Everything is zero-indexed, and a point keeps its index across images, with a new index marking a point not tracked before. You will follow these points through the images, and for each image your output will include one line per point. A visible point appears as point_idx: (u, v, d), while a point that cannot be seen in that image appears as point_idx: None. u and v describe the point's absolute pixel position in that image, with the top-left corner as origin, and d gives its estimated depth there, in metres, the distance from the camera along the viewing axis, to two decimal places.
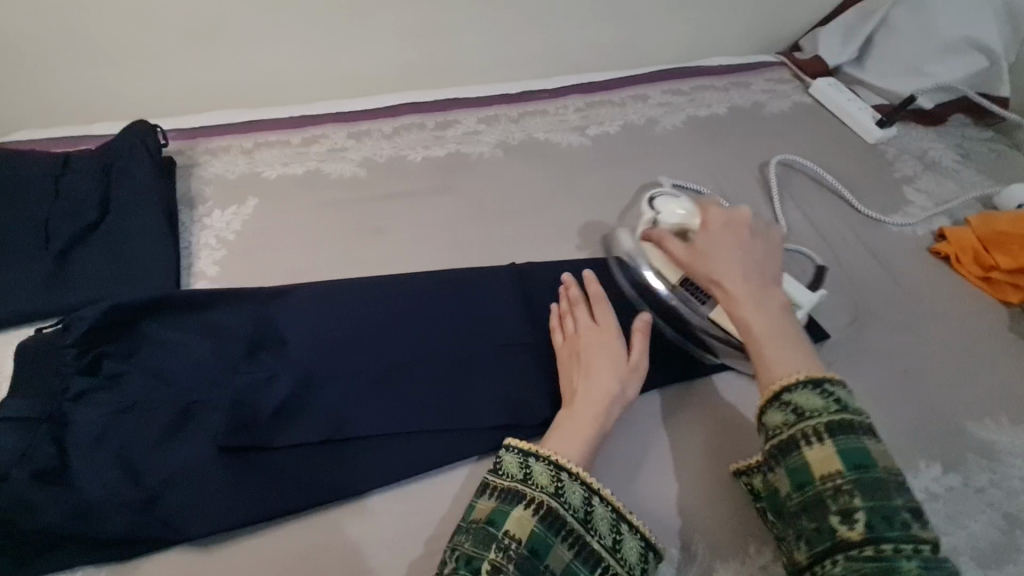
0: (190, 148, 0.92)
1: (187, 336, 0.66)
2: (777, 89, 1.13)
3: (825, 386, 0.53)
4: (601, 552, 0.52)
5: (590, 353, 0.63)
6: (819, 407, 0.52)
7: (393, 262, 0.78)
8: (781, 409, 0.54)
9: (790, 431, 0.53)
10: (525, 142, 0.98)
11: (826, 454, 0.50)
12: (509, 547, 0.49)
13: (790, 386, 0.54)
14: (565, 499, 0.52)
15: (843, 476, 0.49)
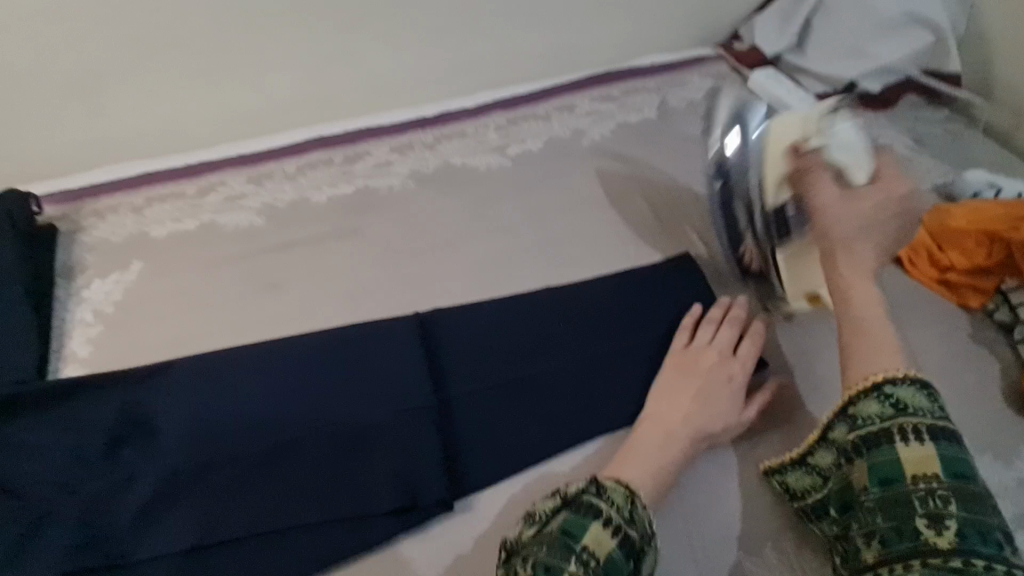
0: (75, 211, 0.85)
1: (39, 435, 0.58)
2: (714, 85, 1.05)
3: (933, 391, 0.51)
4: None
5: (717, 380, 0.62)
6: (926, 408, 0.49)
7: (287, 322, 0.71)
8: (878, 400, 0.51)
9: (886, 424, 0.50)
10: (439, 170, 0.90)
11: (924, 456, 0.48)
12: (588, 560, 0.46)
13: (896, 379, 0.51)
14: (638, 526, 0.50)
15: (941, 482, 0.47)
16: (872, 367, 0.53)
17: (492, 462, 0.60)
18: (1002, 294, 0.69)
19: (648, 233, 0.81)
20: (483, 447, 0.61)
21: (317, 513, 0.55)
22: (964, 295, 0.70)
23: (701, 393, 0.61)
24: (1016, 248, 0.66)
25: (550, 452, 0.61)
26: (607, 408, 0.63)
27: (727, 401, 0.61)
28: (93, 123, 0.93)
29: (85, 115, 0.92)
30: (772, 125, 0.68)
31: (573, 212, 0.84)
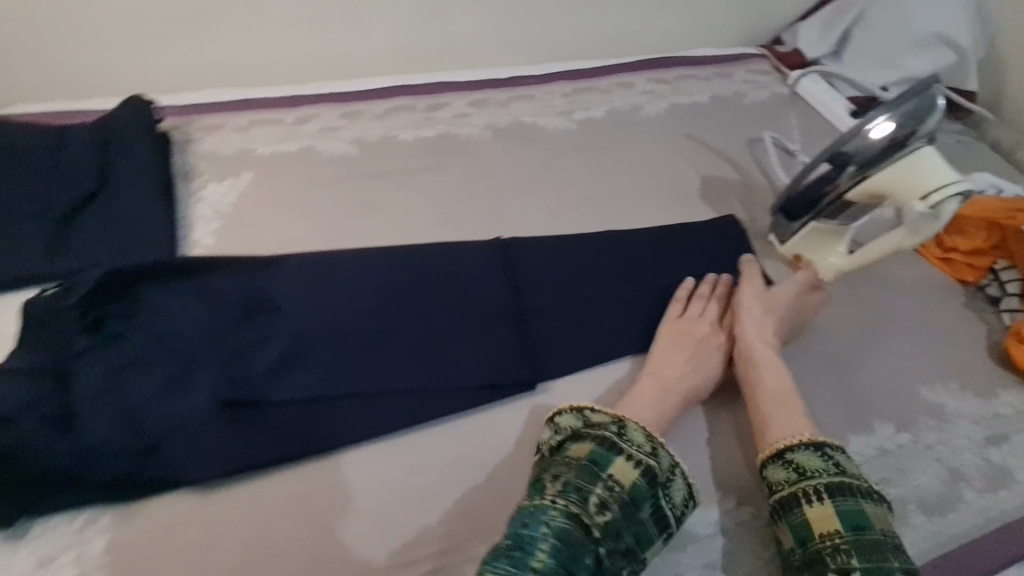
0: (185, 124, 0.94)
1: (182, 298, 0.68)
2: (758, 80, 1.17)
3: (825, 449, 0.58)
4: (669, 515, 0.55)
5: (705, 346, 0.70)
6: (819, 468, 0.56)
7: (383, 236, 0.81)
8: (782, 466, 0.58)
9: (791, 488, 0.56)
10: (512, 125, 1.01)
11: (824, 513, 0.54)
12: (613, 487, 0.53)
13: (791, 446, 0.58)
14: (658, 459, 0.57)
15: (843, 538, 0.52)
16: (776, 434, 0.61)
17: (564, 360, 0.70)
18: (994, 274, 0.81)
19: (696, 196, 0.92)
20: (557, 347, 0.71)
21: (422, 382, 0.66)
22: (962, 272, 0.83)
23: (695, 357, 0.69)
24: (1010, 234, 0.78)
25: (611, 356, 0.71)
26: (661, 328, 0.74)
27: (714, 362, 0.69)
28: (200, 51, 1.02)
29: (195, 42, 1.01)
30: (923, 130, 0.70)
31: (631, 174, 0.95)
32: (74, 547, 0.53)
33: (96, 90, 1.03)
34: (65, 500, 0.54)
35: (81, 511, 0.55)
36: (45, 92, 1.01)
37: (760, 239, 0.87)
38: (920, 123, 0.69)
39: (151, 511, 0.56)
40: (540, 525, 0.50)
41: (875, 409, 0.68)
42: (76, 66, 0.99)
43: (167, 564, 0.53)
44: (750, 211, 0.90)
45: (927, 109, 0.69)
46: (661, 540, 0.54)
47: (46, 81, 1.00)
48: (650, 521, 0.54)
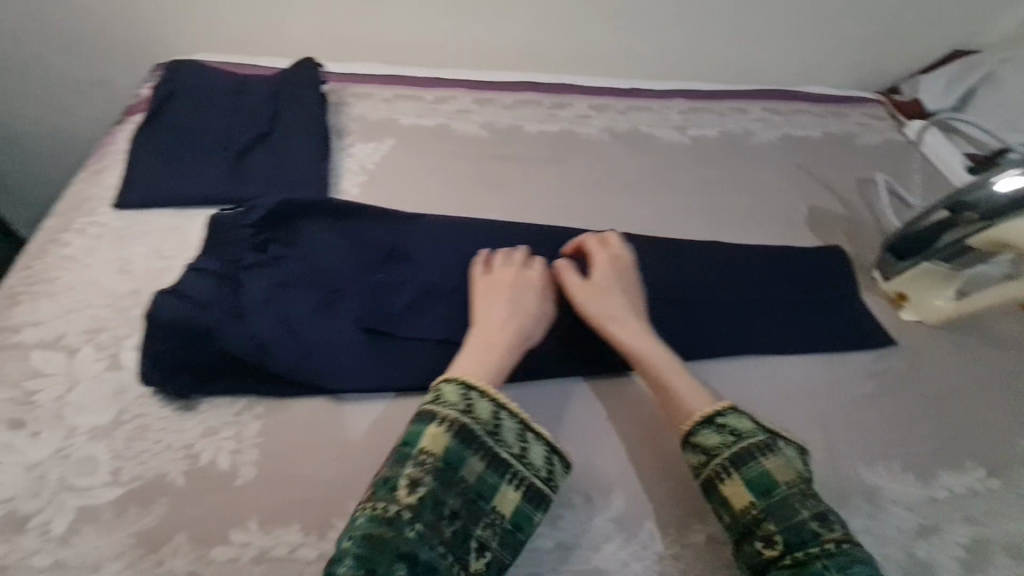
0: (339, 89, 1.04)
1: (333, 238, 0.77)
2: (872, 123, 1.18)
3: (718, 421, 0.60)
4: (510, 460, 0.57)
5: (521, 298, 0.70)
6: (717, 445, 0.59)
7: (505, 212, 0.89)
8: (687, 451, 0.60)
9: (705, 470, 0.59)
10: (629, 132, 1.07)
11: (736, 487, 0.57)
12: (423, 460, 0.54)
13: (693, 428, 0.61)
14: (472, 412, 0.57)
15: (756, 507, 0.55)
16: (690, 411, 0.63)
17: (666, 348, 0.74)
18: None
19: (802, 224, 0.95)
20: (661, 335, 0.74)
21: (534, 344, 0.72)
22: None
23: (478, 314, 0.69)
24: None
25: (712, 353, 0.74)
26: (763, 336, 0.77)
27: (494, 315, 0.68)
28: (358, 27, 1.14)
29: (357, 18, 1.12)
30: None
31: (738, 193, 0.99)
32: (233, 425, 0.60)
33: (262, 49, 1.16)
34: (233, 383, 0.62)
35: (241, 397, 0.62)
36: (220, 44, 1.14)
37: (862, 274, 0.89)
38: None
39: (298, 408, 0.63)
40: (344, 540, 0.50)
41: (969, 450, 0.69)
42: (252, 26, 1.12)
43: (307, 455, 0.59)
44: (854, 244, 0.92)
45: None
46: (511, 486, 0.56)
47: (224, 35, 1.13)
48: (471, 478, 0.55)
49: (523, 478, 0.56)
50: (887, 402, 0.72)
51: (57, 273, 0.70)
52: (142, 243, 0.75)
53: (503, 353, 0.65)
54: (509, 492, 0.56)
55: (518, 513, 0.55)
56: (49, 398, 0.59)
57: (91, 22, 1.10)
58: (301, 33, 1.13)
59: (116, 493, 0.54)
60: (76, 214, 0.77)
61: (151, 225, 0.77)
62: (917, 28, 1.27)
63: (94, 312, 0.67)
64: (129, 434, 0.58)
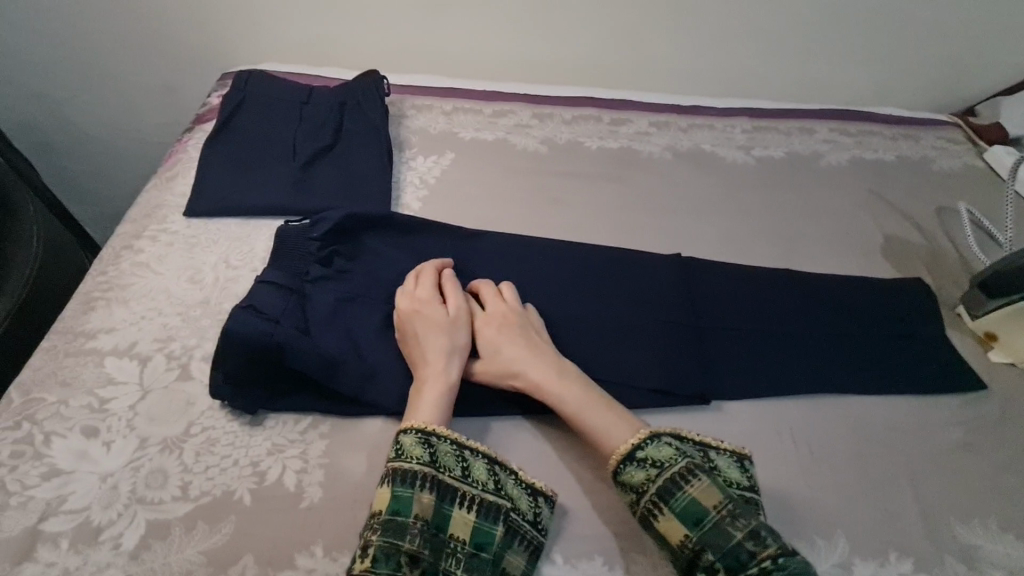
0: (400, 102, 1.04)
1: (397, 255, 0.77)
2: (948, 148, 1.12)
3: (636, 455, 0.57)
4: (457, 484, 0.55)
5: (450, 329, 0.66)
6: (641, 480, 0.56)
7: (567, 231, 0.87)
8: (621, 490, 0.57)
9: (638, 508, 0.56)
10: (692, 151, 1.04)
11: (670, 521, 0.53)
12: (372, 523, 0.52)
13: (618, 466, 0.57)
14: (405, 452, 0.55)
15: (692, 539, 0.52)
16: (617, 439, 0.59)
17: (737, 382, 0.71)
18: None
19: (877, 254, 0.90)
20: (731, 369, 0.72)
21: (598, 372, 0.70)
22: None
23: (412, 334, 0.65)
24: None
25: (789, 389, 0.70)
26: (841, 373, 0.73)
27: (439, 338, 0.64)
28: (419, 39, 1.14)
29: (418, 30, 1.12)
30: None
31: (807, 218, 0.94)
32: (299, 444, 0.59)
33: (323, 58, 1.17)
34: (302, 401, 0.61)
35: (308, 415, 0.61)
36: (283, 54, 1.16)
37: (946, 309, 0.83)
38: None
39: (364, 429, 0.61)
40: None
41: None
42: (317, 37, 1.13)
43: (372, 479, 0.58)
44: (935, 277, 0.87)
45: None
46: (462, 507, 0.54)
47: (288, 45, 1.15)
48: (426, 514, 0.52)
49: (473, 495, 0.55)
50: (980, 452, 0.67)
51: (131, 280, 0.71)
52: (211, 252, 0.75)
53: (446, 383, 0.61)
54: (461, 515, 0.54)
55: (475, 532, 0.53)
56: (122, 407, 0.60)
57: (163, 31, 1.13)
58: (362, 44, 1.14)
59: (186, 508, 0.54)
60: (148, 221, 0.78)
61: (220, 234, 0.78)
62: (999, 48, 1.20)
63: (165, 320, 0.67)
64: (198, 448, 0.58)
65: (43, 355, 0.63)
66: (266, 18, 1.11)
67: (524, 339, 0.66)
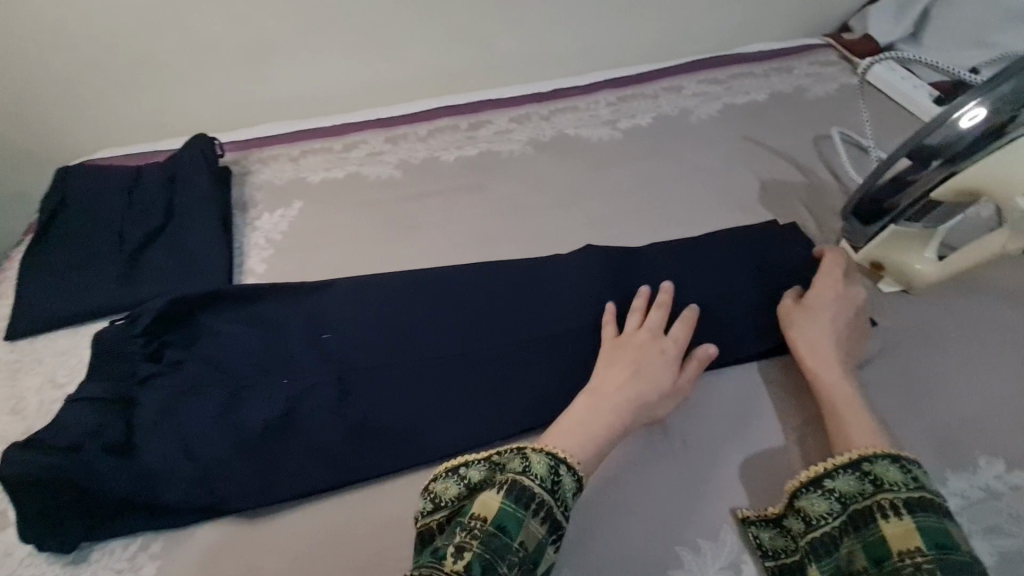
0: (243, 158, 0.99)
1: (241, 327, 0.70)
2: (823, 72, 1.08)
3: (905, 461, 0.50)
4: (560, 521, 0.51)
5: (652, 374, 0.62)
6: (899, 480, 0.49)
7: (424, 258, 0.82)
8: (857, 476, 0.51)
9: (867, 500, 0.49)
10: (555, 138, 0.99)
11: (906, 531, 0.47)
12: (474, 527, 0.47)
13: (871, 454, 0.51)
14: (532, 472, 0.52)
15: (924, 555, 0.45)
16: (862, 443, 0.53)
17: None
18: None
19: (755, 203, 0.85)
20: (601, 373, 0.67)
21: (466, 410, 0.65)
22: None
23: (609, 359, 0.64)
24: None
25: None
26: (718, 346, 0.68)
27: (648, 392, 0.60)
28: (257, 88, 1.08)
29: (252, 79, 1.07)
30: (972, 127, 0.58)
31: (679, 182, 0.89)
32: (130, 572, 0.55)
33: (166, 131, 1.11)
34: (127, 524, 0.56)
35: (138, 536, 0.57)
36: (122, 136, 1.11)
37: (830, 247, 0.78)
38: (969, 119, 0.58)
39: (204, 537, 0.57)
40: None
41: (977, 442, 0.59)
42: (150, 109, 1.08)
43: None
44: (817, 215, 0.83)
45: (975, 107, 0.58)
46: (553, 547, 0.50)
47: (124, 127, 1.10)
48: (529, 544, 0.48)
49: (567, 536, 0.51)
50: (874, 397, 0.63)
51: None
52: (36, 374, 0.70)
53: (609, 437, 0.57)
54: (550, 557, 0.50)
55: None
56: None
57: None
58: (198, 106, 1.09)
59: None
60: None
61: (46, 350, 0.73)
62: None
63: None
64: None
65: None
66: (92, 106, 1.06)
67: (816, 347, 0.63)
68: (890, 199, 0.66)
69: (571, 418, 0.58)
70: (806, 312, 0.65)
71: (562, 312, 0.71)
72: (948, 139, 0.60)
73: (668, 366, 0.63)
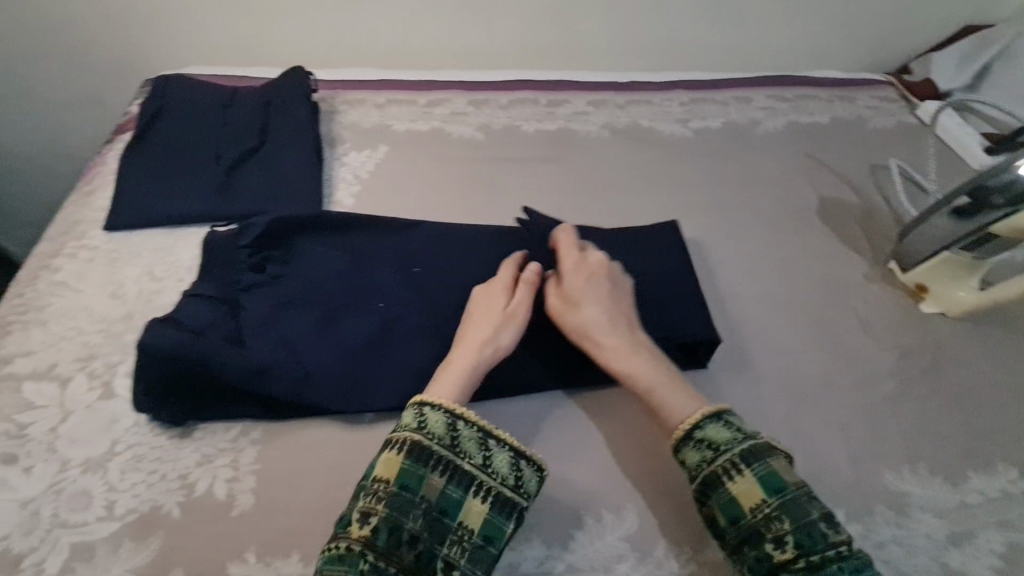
0: (330, 97, 1.02)
1: (335, 252, 0.74)
2: (883, 106, 1.14)
3: (725, 418, 0.57)
4: (472, 471, 0.53)
5: (484, 313, 0.65)
6: (727, 440, 0.55)
7: (504, 216, 0.86)
8: (695, 447, 0.56)
9: (710, 467, 0.55)
10: (629, 127, 1.04)
11: (749, 485, 0.53)
12: (378, 490, 0.51)
13: (699, 422, 0.57)
14: (427, 428, 0.54)
15: (768, 504, 0.51)
16: (683, 413, 0.58)
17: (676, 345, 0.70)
18: None
19: (813, 216, 0.91)
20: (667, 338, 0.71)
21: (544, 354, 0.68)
22: None
23: (467, 315, 0.66)
24: None
25: (725, 357, 0.72)
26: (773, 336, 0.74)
27: (484, 326, 0.64)
28: (347, 33, 1.12)
29: (345, 22, 1.10)
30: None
31: (743, 186, 0.95)
32: (230, 452, 0.59)
33: (250, 60, 1.14)
34: (232, 409, 0.61)
35: (239, 423, 0.61)
36: (207, 57, 1.13)
37: (878, 266, 0.85)
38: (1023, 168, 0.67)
39: (296, 433, 0.61)
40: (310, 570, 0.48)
41: (998, 450, 0.66)
42: (242, 35, 1.10)
43: (309, 479, 0.58)
44: (869, 236, 0.89)
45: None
46: (475, 496, 0.53)
47: (210, 48, 1.12)
48: (433, 496, 0.52)
49: (482, 484, 0.53)
50: (911, 398, 0.69)
51: (50, 300, 0.69)
52: (134, 266, 0.73)
53: (465, 367, 0.60)
54: (474, 505, 0.52)
55: (487, 525, 0.52)
56: (42, 431, 0.58)
57: (78, 42, 1.09)
58: (288, 41, 1.11)
59: (109, 528, 0.53)
60: (67, 238, 0.76)
61: (144, 246, 0.76)
62: (927, 6, 1.22)
63: (86, 339, 0.65)
64: (123, 465, 0.57)
65: None
66: (186, 23, 1.08)
67: (590, 334, 0.64)
68: (947, 234, 0.74)
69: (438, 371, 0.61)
70: (569, 304, 0.66)
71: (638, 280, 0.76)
72: (1004, 185, 0.68)
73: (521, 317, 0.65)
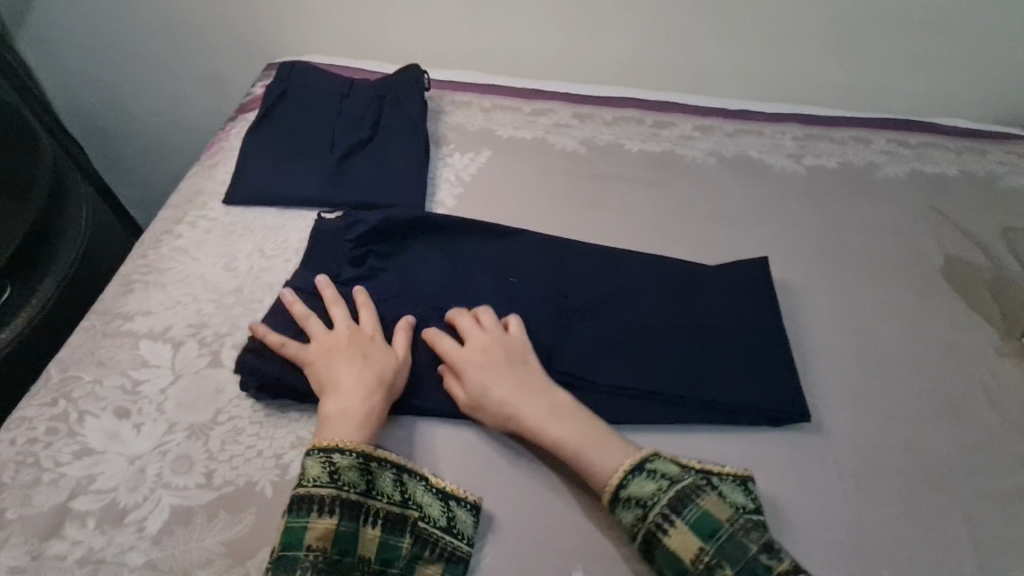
0: (439, 97, 1.03)
1: (435, 253, 0.74)
2: (1021, 164, 1.04)
3: (645, 467, 0.55)
4: (358, 501, 0.52)
5: (373, 356, 0.61)
6: (652, 492, 0.53)
7: (602, 235, 0.84)
8: (626, 506, 0.54)
9: (643, 526, 0.52)
10: (738, 157, 1.00)
11: (683, 535, 0.51)
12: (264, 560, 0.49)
13: (623, 478, 0.55)
14: (304, 475, 0.52)
15: (708, 550, 0.50)
16: (609, 467, 0.56)
17: (781, 394, 0.66)
18: None
19: (934, 274, 0.84)
20: (771, 386, 0.67)
21: (640, 383, 0.66)
22: None
23: (343, 357, 0.61)
24: None
25: (832, 417, 0.67)
26: (886, 401, 0.69)
27: (372, 369, 0.60)
28: (461, 35, 1.13)
29: (461, 24, 1.11)
30: None
31: (857, 232, 0.89)
32: None
33: (364, 52, 1.17)
34: None
35: None
36: (324, 46, 1.17)
37: (1012, 339, 0.77)
38: None
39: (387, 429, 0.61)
40: None
41: None
42: (361, 29, 1.13)
43: None
44: (1002, 304, 0.81)
45: None
46: (366, 524, 0.52)
47: (329, 37, 1.16)
48: (324, 542, 0.50)
49: (372, 510, 0.53)
50: None
51: (169, 264, 0.72)
52: (246, 242, 0.76)
53: (365, 414, 0.57)
54: (366, 532, 0.52)
55: (381, 547, 0.52)
56: (154, 391, 0.61)
57: (212, 23, 1.16)
58: (404, 38, 1.14)
59: (207, 497, 0.54)
60: (189, 207, 0.80)
61: (256, 223, 0.78)
62: None
63: (199, 307, 0.68)
64: (223, 436, 0.58)
65: (83, 334, 0.65)
66: (311, 13, 1.12)
67: (506, 408, 0.60)
68: None
69: (325, 420, 0.56)
70: (476, 383, 0.61)
71: (742, 321, 0.72)
72: None
73: (397, 357, 0.62)
